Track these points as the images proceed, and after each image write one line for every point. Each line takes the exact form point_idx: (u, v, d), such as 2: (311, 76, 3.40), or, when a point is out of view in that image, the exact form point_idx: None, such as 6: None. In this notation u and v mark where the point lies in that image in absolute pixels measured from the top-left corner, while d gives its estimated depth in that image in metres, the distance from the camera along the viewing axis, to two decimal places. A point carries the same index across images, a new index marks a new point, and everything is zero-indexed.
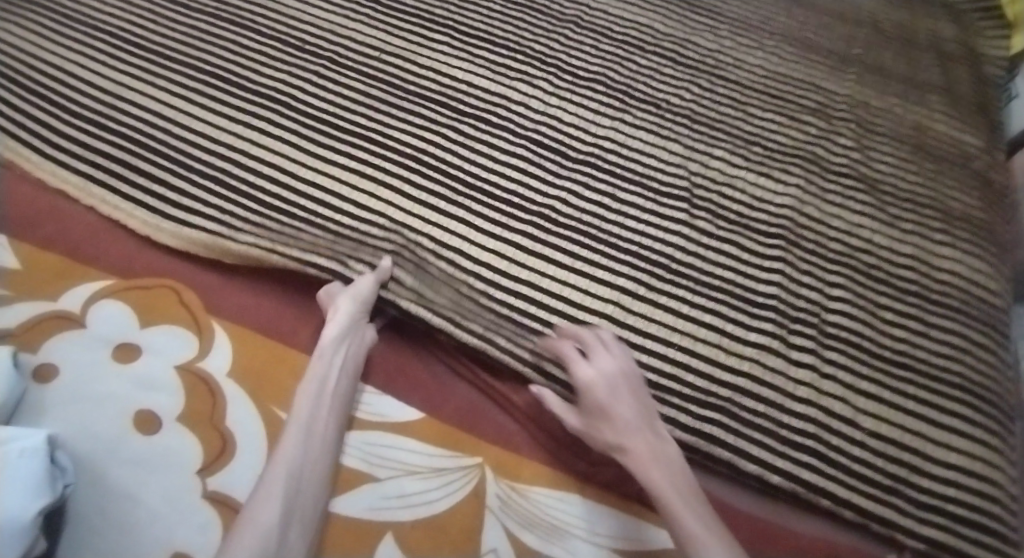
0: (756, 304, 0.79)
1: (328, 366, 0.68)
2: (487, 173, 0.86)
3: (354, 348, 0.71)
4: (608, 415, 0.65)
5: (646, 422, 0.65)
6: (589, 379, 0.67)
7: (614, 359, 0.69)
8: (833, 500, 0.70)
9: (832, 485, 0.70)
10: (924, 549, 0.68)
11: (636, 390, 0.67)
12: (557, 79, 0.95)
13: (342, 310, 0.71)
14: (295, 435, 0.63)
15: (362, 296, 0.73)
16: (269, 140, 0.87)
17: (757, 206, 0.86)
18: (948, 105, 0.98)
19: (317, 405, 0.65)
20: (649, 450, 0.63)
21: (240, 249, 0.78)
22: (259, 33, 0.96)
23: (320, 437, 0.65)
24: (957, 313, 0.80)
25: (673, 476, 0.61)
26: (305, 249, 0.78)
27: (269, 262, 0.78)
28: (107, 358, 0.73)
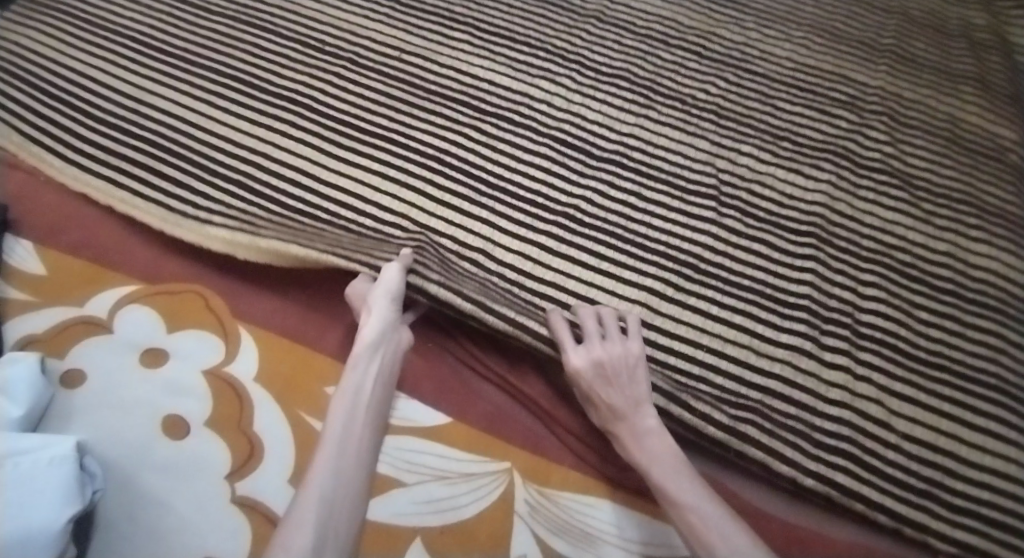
0: (788, 304, 0.77)
1: (361, 375, 0.66)
2: (510, 172, 0.84)
3: (390, 351, 0.69)
4: (596, 404, 0.66)
5: (634, 401, 0.66)
6: (578, 370, 0.67)
7: (610, 347, 0.68)
8: (869, 506, 0.68)
9: (867, 490, 0.69)
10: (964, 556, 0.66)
11: (627, 378, 0.67)
12: (580, 75, 0.94)
13: (376, 310, 0.69)
14: (333, 441, 0.63)
15: (394, 290, 0.71)
16: (290, 142, 0.86)
17: (787, 203, 0.84)
18: (983, 94, 0.97)
19: (354, 409, 0.65)
20: (631, 431, 0.65)
21: (259, 241, 0.77)
22: (279, 34, 0.96)
23: (358, 442, 0.64)
24: (994, 312, 0.79)
25: (666, 459, 0.63)
26: (326, 246, 0.76)
27: (290, 254, 0.76)
28: (134, 362, 0.72)
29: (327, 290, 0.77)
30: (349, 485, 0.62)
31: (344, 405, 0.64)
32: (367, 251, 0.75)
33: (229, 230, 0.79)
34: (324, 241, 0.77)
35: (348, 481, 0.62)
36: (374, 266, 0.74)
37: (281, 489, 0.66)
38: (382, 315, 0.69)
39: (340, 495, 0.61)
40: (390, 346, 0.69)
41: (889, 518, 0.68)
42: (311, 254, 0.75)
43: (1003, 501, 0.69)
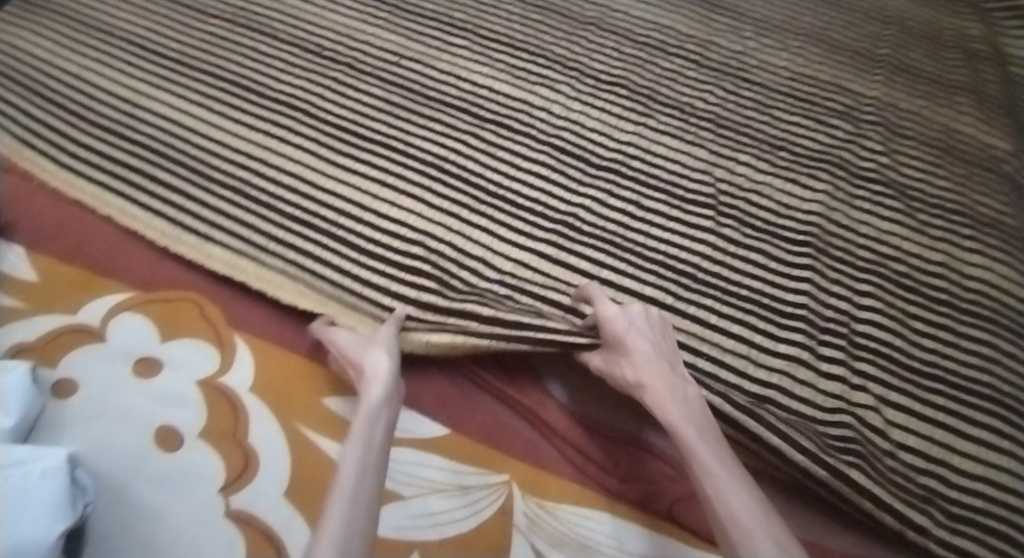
0: (785, 315, 0.77)
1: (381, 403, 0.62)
2: (509, 180, 0.84)
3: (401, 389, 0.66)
4: (625, 348, 0.65)
5: (667, 362, 0.65)
6: (613, 318, 0.68)
7: (638, 309, 0.69)
8: (878, 505, 0.66)
9: (877, 488, 0.67)
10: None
11: (660, 337, 0.67)
12: (579, 83, 0.93)
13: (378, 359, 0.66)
14: (354, 460, 0.55)
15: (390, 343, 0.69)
16: (288, 147, 0.85)
17: (785, 213, 0.84)
18: (977, 105, 0.97)
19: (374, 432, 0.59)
20: (668, 385, 0.62)
21: (265, 272, 0.77)
22: (277, 39, 0.95)
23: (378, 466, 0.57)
24: (989, 323, 0.79)
25: (688, 414, 0.60)
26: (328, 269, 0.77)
27: (292, 285, 0.76)
28: (127, 372, 0.71)
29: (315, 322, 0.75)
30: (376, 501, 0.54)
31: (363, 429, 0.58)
32: (373, 270, 0.77)
33: (232, 251, 0.78)
34: (328, 267, 0.77)
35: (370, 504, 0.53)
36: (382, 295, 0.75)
37: (277, 501, 0.65)
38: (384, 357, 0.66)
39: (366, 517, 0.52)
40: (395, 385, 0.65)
41: (895, 520, 0.66)
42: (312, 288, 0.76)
43: (999, 510, 0.68)
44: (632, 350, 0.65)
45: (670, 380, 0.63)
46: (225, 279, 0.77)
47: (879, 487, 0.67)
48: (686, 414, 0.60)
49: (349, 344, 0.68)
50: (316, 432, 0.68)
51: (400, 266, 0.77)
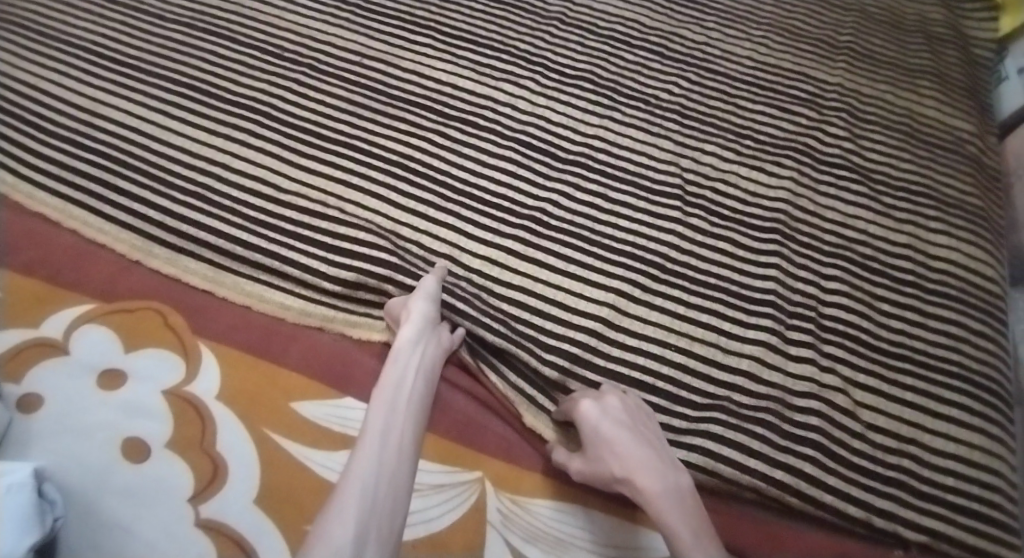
0: (753, 302, 0.78)
1: (403, 372, 0.66)
2: (476, 177, 0.84)
3: (432, 346, 0.69)
4: (608, 445, 0.62)
5: (655, 453, 0.62)
6: (588, 414, 0.65)
7: (617, 401, 0.66)
8: (836, 496, 0.68)
9: (832, 479, 0.68)
10: (932, 540, 0.67)
11: (643, 426, 0.65)
12: (544, 78, 0.93)
13: (417, 310, 0.69)
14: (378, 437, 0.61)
15: (433, 294, 0.71)
16: (251, 152, 0.85)
17: (751, 201, 0.85)
18: (939, 88, 0.99)
19: (387, 439, 0.61)
20: (656, 481, 0.60)
21: (241, 282, 0.77)
22: (237, 42, 0.94)
23: (395, 462, 0.60)
24: (955, 302, 0.80)
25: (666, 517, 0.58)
26: (299, 274, 0.77)
27: (267, 290, 0.76)
28: (93, 385, 0.70)
29: (287, 324, 0.75)
30: (398, 467, 0.60)
31: (371, 437, 0.60)
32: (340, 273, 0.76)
33: (207, 263, 0.78)
34: (297, 270, 0.77)
35: (373, 511, 0.56)
36: (356, 296, 0.76)
37: (246, 508, 0.64)
38: (421, 314, 0.69)
39: (372, 526, 0.56)
40: (431, 335, 0.69)
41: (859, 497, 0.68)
42: (290, 296, 0.76)
43: (964, 486, 0.70)
44: (612, 447, 0.62)
45: (657, 471, 0.60)
46: (196, 292, 0.76)
47: (843, 469, 0.69)
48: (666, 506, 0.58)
49: (400, 299, 0.72)
50: (286, 438, 0.68)
51: (367, 269, 0.76)
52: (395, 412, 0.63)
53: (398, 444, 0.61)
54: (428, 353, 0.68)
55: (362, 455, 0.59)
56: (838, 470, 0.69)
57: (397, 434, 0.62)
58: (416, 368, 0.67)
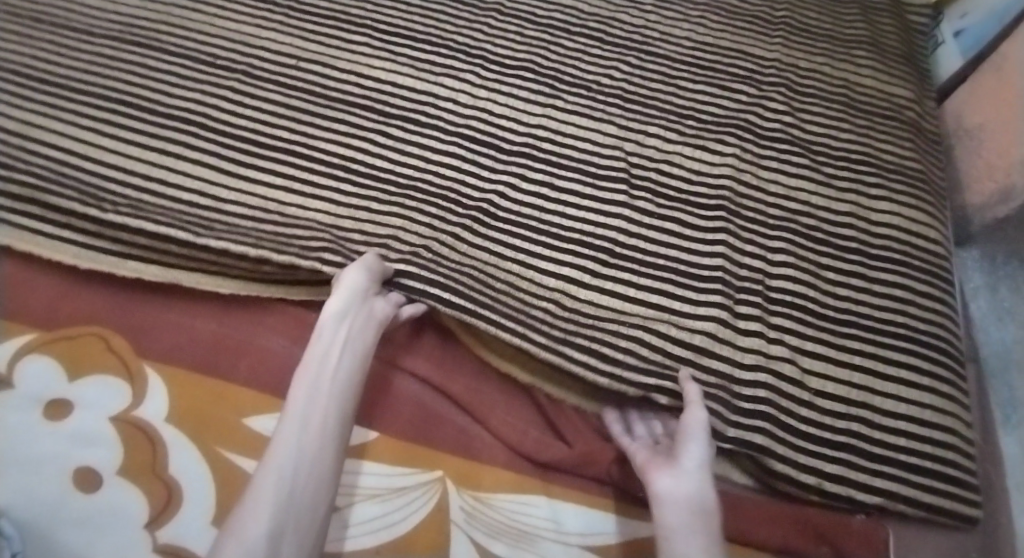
0: (701, 280, 0.78)
1: (323, 355, 0.65)
2: (420, 174, 0.83)
3: (358, 323, 0.68)
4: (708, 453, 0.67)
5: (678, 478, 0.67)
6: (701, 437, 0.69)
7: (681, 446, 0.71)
8: (785, 465, 0.70)
9: (781, 448, 0.70)
10: (885, 498, 0.69)
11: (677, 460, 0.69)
12: (484, 70, 0.93)
13: (346, 285, 0.69)
14: (293, 426, 0.60)
15: (370, 266, 0.72)
16: (189, 164, 0.83)
17: (696, 179, 0.86)
18: (874, 57, 1.01)
19: (305, 421, 0.61)
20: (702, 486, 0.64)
21: (196, 274, 0.76)
22: (168, 52, 0.92)
23: (315, 449, 0.60)
24: (898, 265, 0.82)
25: (683, 479, 0.62)
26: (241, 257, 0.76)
27: (220, 276, 0.76)
28: (39, 417, 0.68)
29: (237, 328, 0.74)
30: (317, 454, 0.60)
31: (301, 397, 0.62)
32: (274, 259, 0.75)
33: (157, 265, 0.76)
34: (238, 248, 0.75)
35: (289, 501, 0.57)
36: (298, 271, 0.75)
37: (204, 529, 0.64)
38: (347, 288, 0.69)
39: (289, 516, 0.56)
40: (361, 309, 0.69)
41: (803, 462, 0.70)
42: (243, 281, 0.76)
43: (914, 444, 0.72)
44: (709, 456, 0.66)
45: None
46: (142, 310, 0.75)
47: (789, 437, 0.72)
48: (693, 474, 0.62)
49: (340, 270, 0.73)
50: (240, 454, 0.67)
51: (305, 251, 0.75)
52: (324, 370, 0.64)
53: (329, 401, 0.63)
54: (357, 327, 0.68)
55: (277, 446, 0.59)
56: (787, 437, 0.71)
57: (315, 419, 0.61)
58: (342, 347, 0.66)
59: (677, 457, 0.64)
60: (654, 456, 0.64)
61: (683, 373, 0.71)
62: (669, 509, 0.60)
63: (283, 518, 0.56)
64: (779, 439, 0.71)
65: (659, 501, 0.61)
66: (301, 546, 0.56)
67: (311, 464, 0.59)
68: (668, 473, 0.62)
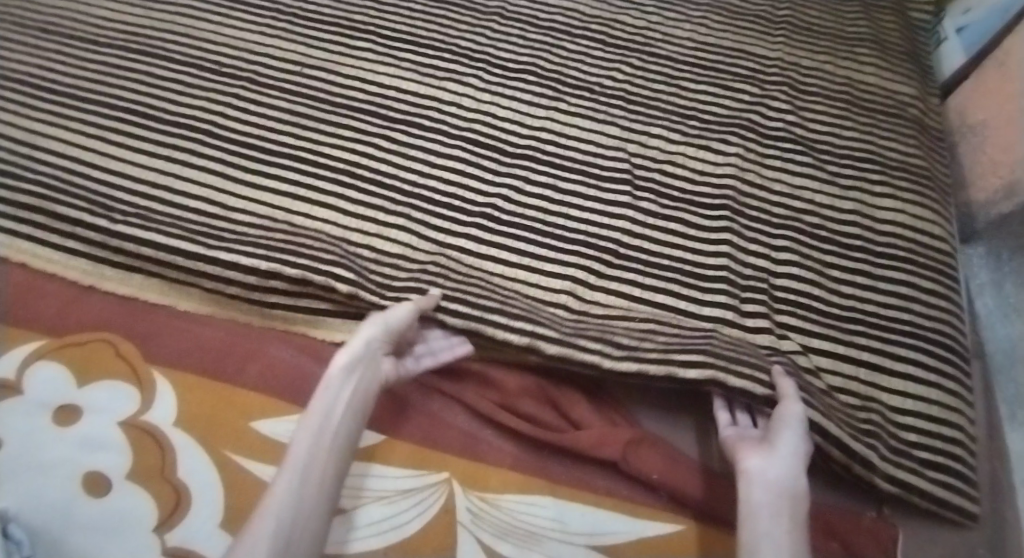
0: (706, 279, 0.79)
1: (333, 401, 0.63)
2: (425, 178, 0.84)
3: (372, 372, 0.66)
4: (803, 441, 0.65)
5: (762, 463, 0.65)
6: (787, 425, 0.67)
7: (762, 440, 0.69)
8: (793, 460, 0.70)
9: None
10: (897, 494, 0.70)
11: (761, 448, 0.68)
12: (487, 74, 0.93)
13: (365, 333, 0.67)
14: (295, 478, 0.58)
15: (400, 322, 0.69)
16: (195, 171, 0.83)
17: (699, 179, 0.86)
18: (877, 55, 1.01)
19: (307, 470, 0.58)
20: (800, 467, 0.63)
21: (200, 292, 0.77)
22: (172, 61, 0.92)
23: (314, 502, 0.58)
24: (904, 263, 0.82)
25: (776, 461, 0.61)
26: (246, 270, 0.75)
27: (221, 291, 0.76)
28: (48, 423, 0.69)
29: (244, 333, 0.75)
30: (317, 509, 0.58)
31: (321, 404, 0.62)
32: (280, 270, 0.74)
33: (159, 278, 0.77)
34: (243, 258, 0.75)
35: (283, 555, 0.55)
36: (302, 287, 0.75)
37: (213, 533, 0.64)
38: (369, 336, 0.67)
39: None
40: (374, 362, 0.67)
41: (839, 461, 0.68)
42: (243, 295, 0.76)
43: (923, 439, 0.72)
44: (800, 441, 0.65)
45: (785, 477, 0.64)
46: (149, 315, 0.76)
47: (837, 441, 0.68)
48: (786, 458, 0.62)
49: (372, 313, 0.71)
50: (247, 459, 0.67)
51: (318, 261, 0.74)
52: (346, 380, 0.64)
53: (342, 424, 0.62)
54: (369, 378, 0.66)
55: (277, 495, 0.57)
56: (837, 438, 0.68)
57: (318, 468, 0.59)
58: (353, 396, 0.64)
59: (773, 441, 0.63)
60: (749, 442, 0.64)
61: (778, 369, 0.69)
62: (758, 488, 0.60)
63: (294, 524, 0.56)
64: (827, 441, 0.68)
65: (749, 480, 0.61)
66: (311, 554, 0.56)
67: (325, 472, 0.60)
68: (761, 455, 0.62)
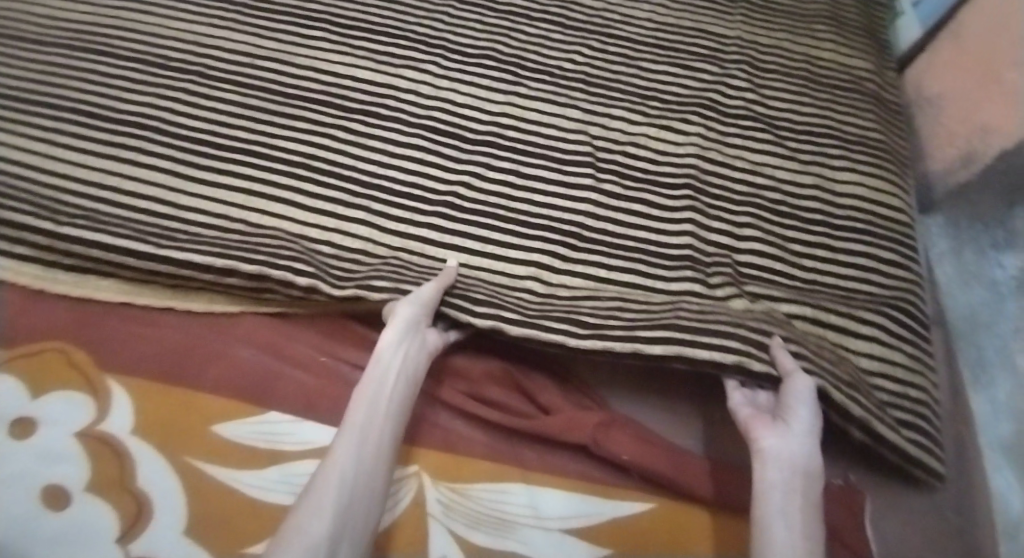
0: (670, 259, 0.79)
1: (386, 367, 0.65)
2: (384, 169, 0.82)
3: (420, 342, 0.68)
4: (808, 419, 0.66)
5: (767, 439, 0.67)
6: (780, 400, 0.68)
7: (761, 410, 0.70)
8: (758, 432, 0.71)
9: None
10: (868, 443, 0.71)
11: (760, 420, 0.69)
12: (445, 60, 0.92)
13: (402, 314, 0.68)
14: (358, 437, 0.60)
15: (429, 300, 0.70)
16: (146, 170, 0.81)
17: (661, 160, 0.86)
18: (834, 30, 1.02)
19: (366, 430, 0.61)
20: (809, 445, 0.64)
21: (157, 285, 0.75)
22: (119, 57, 0.89)
23: (375, 460, 0.60)
24: (865, 234, 0.83)
25: (790, 440, 0.63)
26: (201, 262, 0.73)
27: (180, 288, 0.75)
28: (4, 436, 0.67)
29: (201, 335, 0.73)
30: (379, 466, 0.60)
31: (376, 370, 0.64)
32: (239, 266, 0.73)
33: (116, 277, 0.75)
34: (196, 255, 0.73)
35: (348, 511, 0.57)
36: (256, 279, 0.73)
37: (178, 540, 0.63)
38: (409, 314, 0.68)
39: (348, 525, 0.56)
40: (419, 334, 0.68)
41: None
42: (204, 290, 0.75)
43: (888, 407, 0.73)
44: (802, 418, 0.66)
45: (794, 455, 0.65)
46: (101, 321, 0.73)
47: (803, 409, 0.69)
48: (800, 437, 0.63)
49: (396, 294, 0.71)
50: (210, 463, 0.66)
51: (276, 257, 0.73)
52: (399, 347, 0.66)
53: (395, 390, 0.64)
54: (416, 349, 0.67)
55: (341, 454, 0.59)
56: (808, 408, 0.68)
57: (377, 427, 0.62)
58: (404, 363, 0.66)
59: (787, 419, 0.65)
60: (762, 416, 0.66)
61: (775, 340, 0.69)
62: (772, 468, 0.62)
63: (350, 499, 0.57)
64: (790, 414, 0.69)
65: (764, 461, 0.62)
66: (371, 511, 0.59)
67: (384, 433, 0.62)
68: (778, 435, 0.64)
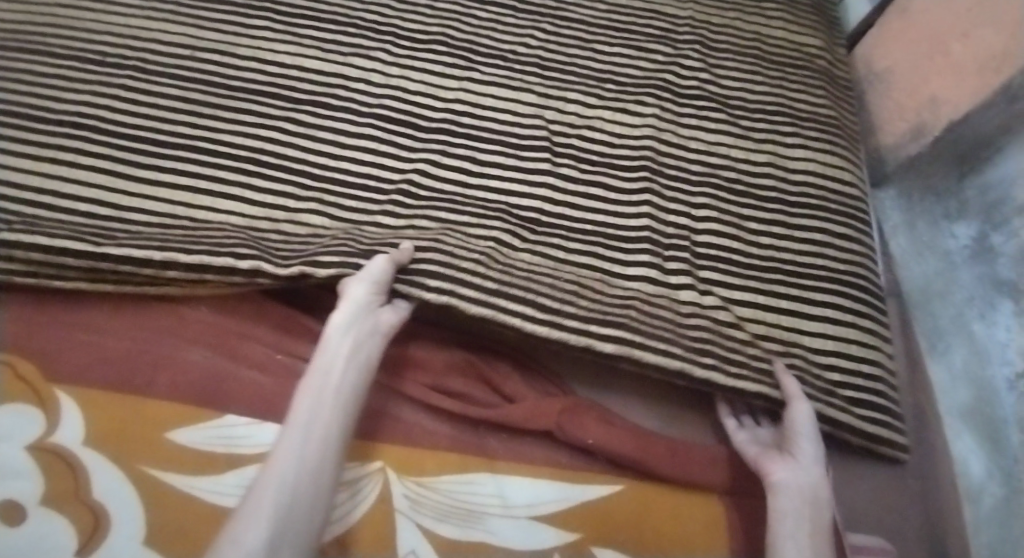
0: (629, 242, 0.79)
1: (330, 361, 0.64)
2: (336, 161, 0.81)
3: (371, 327, 0.67)
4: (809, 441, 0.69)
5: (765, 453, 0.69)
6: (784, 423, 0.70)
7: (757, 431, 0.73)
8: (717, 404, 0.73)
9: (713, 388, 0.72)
10: (826, 430, 0.73)
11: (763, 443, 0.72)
12: (395, 47, 0.91)
13: (353, 295, 0.68)
14: (300, 434, 0.60)
15: (379, 279, 0.69)
16: (88, 171, 0.78)
17: (618, 142, 0.87)
18: (784, 8, 1.03)
19: (308, 427, 0.60)
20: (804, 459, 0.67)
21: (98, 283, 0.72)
22: (53, 53, 0.86)
23: (320, 456, 0.60)
24: (818, 210, 0.85)
25: (800, 469, 0.66)
26: (142, 257, 0.70)
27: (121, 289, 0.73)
28: None
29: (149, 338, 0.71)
30: (324, 460, 0.60)
31: (320, 363, 0.64)
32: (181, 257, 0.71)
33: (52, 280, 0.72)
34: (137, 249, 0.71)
35: (288, 515, 0.56)
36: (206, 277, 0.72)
37: (137, 549, 0.62)
38: (361, 298, 0.68)
39: (287, 528, 0.56)
40: (369, 318, 0.67)
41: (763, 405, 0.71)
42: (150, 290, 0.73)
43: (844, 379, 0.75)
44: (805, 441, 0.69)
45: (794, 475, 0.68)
46: (45, 330, 0.71)
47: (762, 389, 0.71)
48: (811, 464, 0.66)
49: (346, 277, 0.70)
50: (167, 471, 0.65)
51: (220, 246, 0.72)
52: (344, 336, 0.65)
53: (341, 382, 0.63)
54: (365, 335, 0.66)
55: (281, 453, 0.58)
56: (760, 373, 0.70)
57: (322, 422, 0.61)
58: (349, 353, 0.65)
59: (794, 448, 0.68)
60: (770, 452, 0.68)
61: (780, 366, 0.72)
62: (784, 497, 0.65)
63: (290, 499, 0.56)
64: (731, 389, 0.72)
65: (776, 493, 0.65)
66: (314, 509, 0.58)
67: (330, 427, 0.61)
68: (788, 466, 0.66)
